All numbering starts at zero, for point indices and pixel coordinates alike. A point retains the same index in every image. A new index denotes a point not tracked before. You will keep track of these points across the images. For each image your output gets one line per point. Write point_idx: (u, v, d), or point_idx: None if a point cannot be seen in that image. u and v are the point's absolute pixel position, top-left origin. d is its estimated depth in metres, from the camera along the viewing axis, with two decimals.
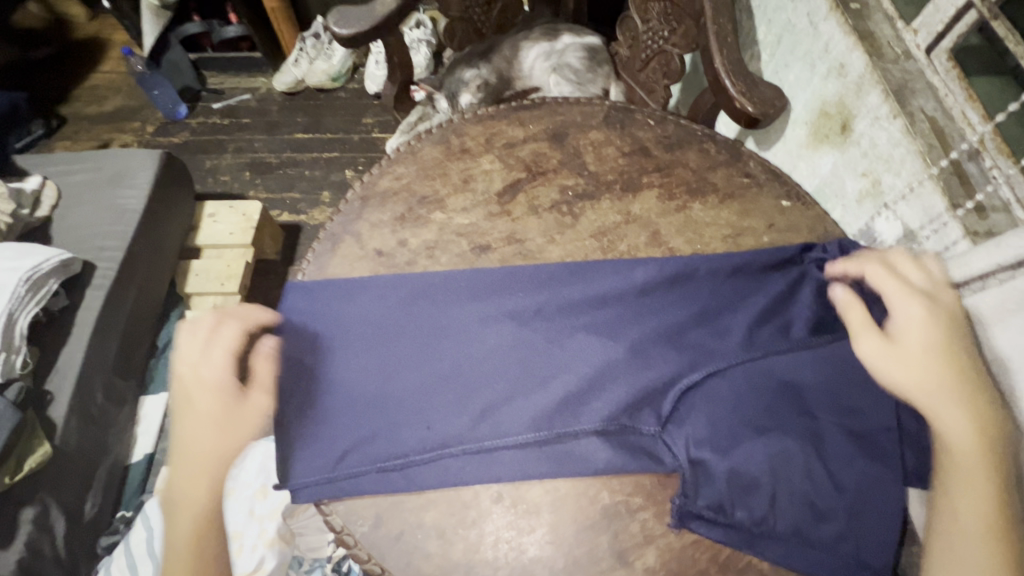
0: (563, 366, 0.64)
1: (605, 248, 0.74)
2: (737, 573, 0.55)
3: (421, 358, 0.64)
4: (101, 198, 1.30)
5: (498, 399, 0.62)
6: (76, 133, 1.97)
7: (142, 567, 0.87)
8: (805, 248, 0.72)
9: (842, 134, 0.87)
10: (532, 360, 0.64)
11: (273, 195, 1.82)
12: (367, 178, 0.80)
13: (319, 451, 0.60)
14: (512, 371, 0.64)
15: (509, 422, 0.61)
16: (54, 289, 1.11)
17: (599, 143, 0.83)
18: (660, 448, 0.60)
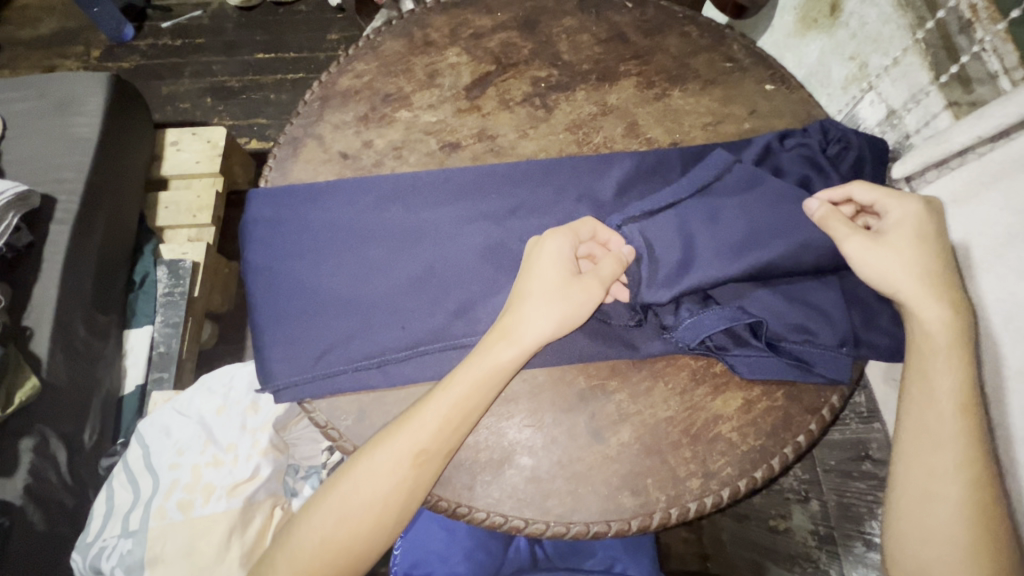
0: None
1: (580, 141, 0.71)
2: (707, 442, 0.58)
3: (392, 252, 0.63)
4: (49, 127, 1.22)
5: (472, 295, 0.62)
6: (12, 61, 1.80)
7: (140, 482, 0.88)
8: (782, 136, 0.69)
9: (832, 15, 0.83)
10: (507, 259, 0.63)
11: (238, 120, 1.71)
12: (325, 77, 0.74)
13: (299, 352, 0.60)
14: (485, 268, 0.63)
15: (484, 317, 0.61)
16: (14, 223, 1.06)
17: (573, 30, 0.78)
18: (634, 336, 0.61)
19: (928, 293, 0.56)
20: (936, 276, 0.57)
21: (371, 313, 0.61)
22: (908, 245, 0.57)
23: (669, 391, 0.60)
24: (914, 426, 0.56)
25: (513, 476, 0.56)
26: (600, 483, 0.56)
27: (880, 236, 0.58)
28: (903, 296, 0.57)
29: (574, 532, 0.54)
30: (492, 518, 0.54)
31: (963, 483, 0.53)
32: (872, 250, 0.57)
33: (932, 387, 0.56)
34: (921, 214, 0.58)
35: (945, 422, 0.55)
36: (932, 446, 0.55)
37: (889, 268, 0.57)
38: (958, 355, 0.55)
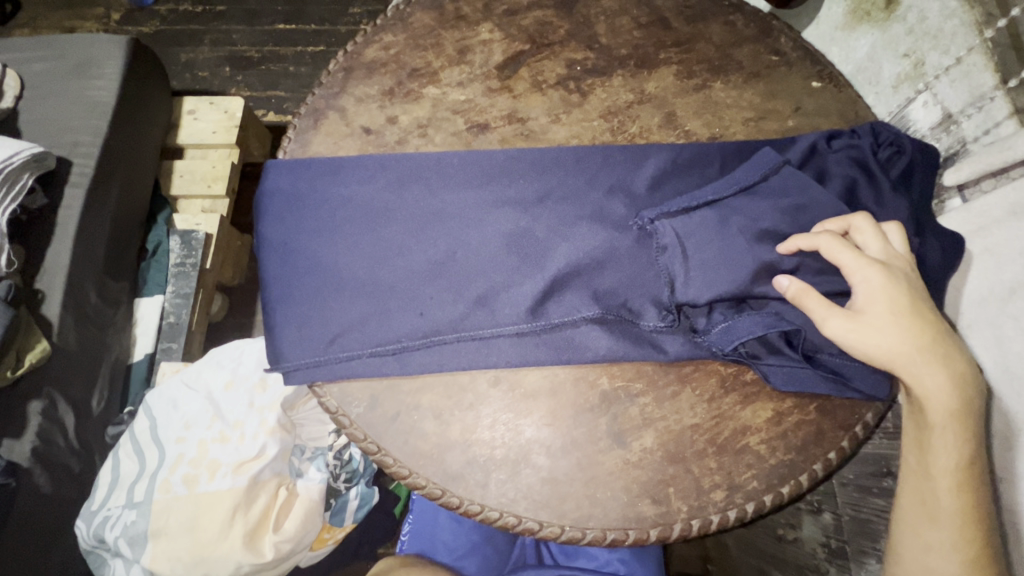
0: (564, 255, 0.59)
1: (615, 130, 0.68)
2: (733, 453, 0.55)
3: (408, 246, 0.60)
4: (67, 89, 1.20)
5: (492, 288, 0.58)
6: (32, 20, 1.77)
7: (147, 453, 0.88)
8: (830, 137, 0.65)
9: (887, 9, 0.78)
10: (531, 248, 0.60)
11: (255, 92, 1.68)
12: (351, 47, 0.71)
13: (311, 333, 0.58)
14: (505, 260, 0.60)
15: (502, 310, 0.57)
16: (29, 184, 1.05)
17: (613, 11, 0.74)
18: (662, 337, 0.58)
19: (921, 360, 0.52)
20: (922, 345, 0.52)
21: (387, 297, 0.58)
22: (888, 322, 0.53)
23: (696, 397, 0.57)
24: (915, 500, 0.55)
25: (529, 476, 0.54)
26: (620, 489, 0.54)
27: (857, 314, 0.53)
28: (901, 372, 0.53)
29: (590, 538, 0.52)
30: (506, 518, 0.52)
31: (958, 562, 0.53)
32: (851, 331, 0.53)
33: (929, 463, 0.54)
34: (887, 286, 0.53)
35: (941, 500, 0.54)
36: (927, 521, 0.55)
37: (878, 350, 0.52)
38: (955, 432, 0.53)
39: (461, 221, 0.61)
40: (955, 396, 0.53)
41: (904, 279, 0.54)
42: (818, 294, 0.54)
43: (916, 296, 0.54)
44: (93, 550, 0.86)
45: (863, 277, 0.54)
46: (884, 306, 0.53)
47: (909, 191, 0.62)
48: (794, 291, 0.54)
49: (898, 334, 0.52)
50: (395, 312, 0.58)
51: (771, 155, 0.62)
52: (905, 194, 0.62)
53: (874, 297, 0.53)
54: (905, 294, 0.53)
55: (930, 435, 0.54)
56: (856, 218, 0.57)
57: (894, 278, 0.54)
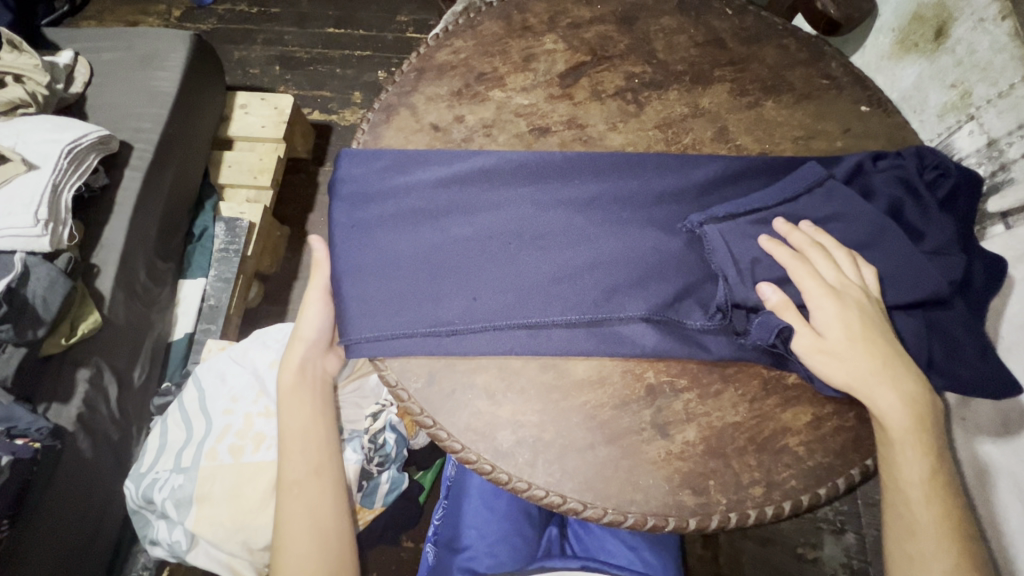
0: (615, 253, 0.62)
1: (668, 140, 0.71)
2: (773, 453, 0.57)
3: (458, 237, 0.64)
4: (133, 78, 1.27)
5: (536, 280, 0.61)
6: (100, 13, 1.88)
7: (195, 422, 0.92)
8: (875, 156, 0.67)
9: (935, 41, 0.81)
10: (584, 245, 0.63)
11: (304, 91, 1.76)
12: (423, 50, 0.76)
13: (372, 309, 0.61)
14: (549, 253, 0.63)
15: (534, 297, 0.60)
16: (93, 165, 1.12)
17: (670, 30, 0.78)
18: (708, 337, 0.60)
19: (877, 382, 0.55)
20: (877, 367, 0.55)
21: (445, 282, 0.62)
22: (850, 349, 0.56)
23: (738, 396, 0.59)
24: (894, 515, 0.55)
25: (574, 459, 0.56)
26: (661, 478, 0.56)
27: (820, 336, 0.57)
28: (857, 394, 0.56)
29: (630, 522, 0.55)
30: (551, 497, 0.55)
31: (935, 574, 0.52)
32: (814, 355, 0.56)
33: (899, 477, 0.55)
34: (842, 313, 0.57)
35: (917, 512, 0.54)
36: (908, 534, 0.54)
37: (836, 375, 0.56)
38: (915, 444, 0.54)
39: (519, 215, 0.65)
40: (910, 410, 0.55)
41: (859, 307, 0.57)
42: (795, 314, 0.57)
43: (870, 321, 0.57)
44: (139, 510, 0.91)
45: (819, 303, 0.58)
46: (842, 331, 0.56)
47: (953, 213, 0.65)
48: (775, 302, 0.58)
49: (854, 358, 0.56)
50: (451, 296, 0.61)
51: (817, 169, 0.65)
52: (949, 217, 0.64)
53: (829, 323, 0.57)
54: (860, 319, 0.57)
55: (895, 448, 0.55)
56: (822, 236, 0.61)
57: (848, 306, 0.57)
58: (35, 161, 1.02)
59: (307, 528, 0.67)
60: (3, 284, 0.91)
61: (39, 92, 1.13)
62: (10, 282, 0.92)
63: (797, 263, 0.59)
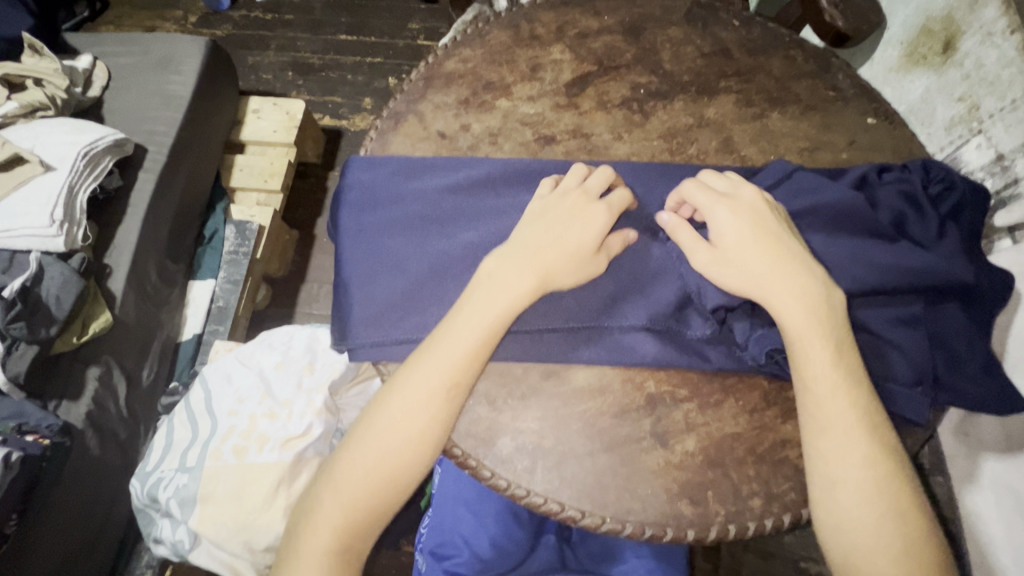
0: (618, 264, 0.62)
1: (673, 150, 0.72)
2: (773, 465, 0.57)
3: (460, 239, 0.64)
4: (150, 83, 1.30)
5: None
6: (119, 18, 1.92)
7: (200, 422, 0.93)
8: (881, 169, 0.68)
9: (943, 54, 0.81)
10: None
11: (315, 96, 1.78)
12: (432, 59, 0.77)
13: (376, 315, 0.62)
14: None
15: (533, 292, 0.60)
16: (109, 167, 1.14)
17: (677, 41, 0.79)
18: (707, 348, 0.61)
19: (767, 284, 0.56)
20: (766, 268, 0.56)
21: (447, 288, 0.62)
22: (744, 253, 0.57)
23: (738, 407, 0.59)
24: (808, 422, 0.54)
25: (573, 467, 0.57)
26: (660, 488, 0.56)
27: (716, 249, 0.58)
28: (751, 298, 0.56)
29: (628, 531, 0.55)
30: (549, 505, 0.55)
31: (861, 471, 0.51)
32: (712, 266, 0.57)
33: (808, 378, 0.54)
34: (733, 220, 0.58)
35: (830, 413, 0.53)
36: (822, 436, 0.53)
37: (730, 281, 0.57)
38: (817, 342, 0.54)
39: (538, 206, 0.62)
40: (807, 323, 0.54)
41: (754, 212, 0.58)
42: (690, 229, 0.60)
43: (766, 224, 0.58)
44: (143, 508, 0.92)
45: (715, 217, 0.59)
46: (735, 239, 0.58)
47: (958, 226, 0.64)
48: (671, 223, 0.61)
49: (745, 259, 0.57)
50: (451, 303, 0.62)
51: (821, 179, 0.65)
52: (955, 229, 0.64)
53: (724, 231, 0.58)
54: (751, 224, 0.58)
55: (798, 350, 0.54)
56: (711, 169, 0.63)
57: (735, 211, 0.58)
58: (52, 162, 1.04)
59: (349, 504, 0.54)
60: (19, 283, 0.94)
61: (57, 95, 1.16)
62: (24, 282, 0.94)
63: (700, 187, 0.61)
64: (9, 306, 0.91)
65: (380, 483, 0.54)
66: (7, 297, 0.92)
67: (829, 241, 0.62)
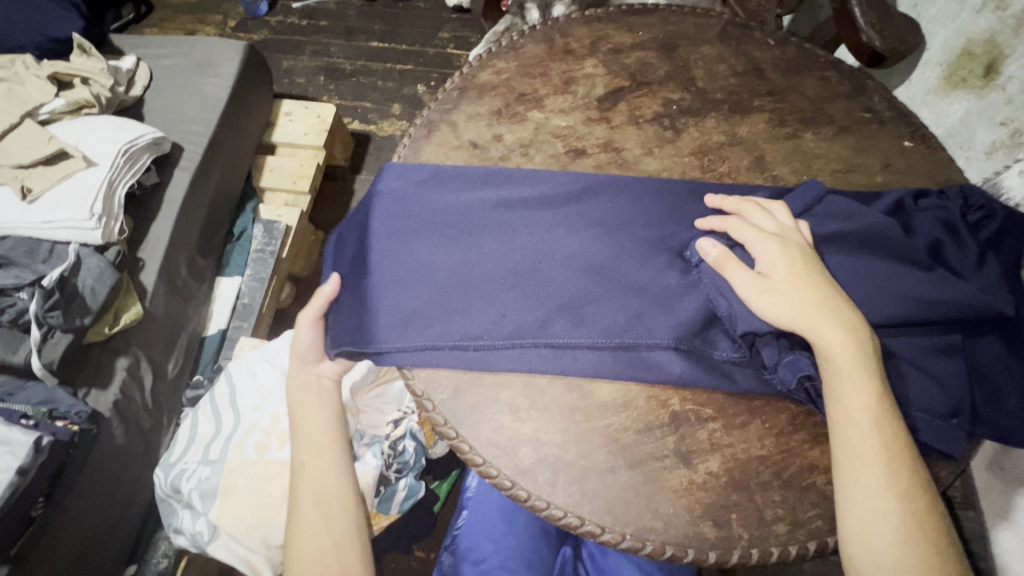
0: (640, 281, 0.62)
1: (704, 167, 0.72)
2: (798, 490, 0.56)
3: (497, 252, 0.64)
4: (189, 84, 1.34)
5: (578, 301, 0.61)
6: (162, 22, 1.99)
7: (224, 416, 0.95)
8: (918, 195, 0.66)
9: (985, 78, 0.80)
10: (611, 270, 0.63)
11: (346, 101, 1.82)
12: (466, 70, 0.78)
13: (399, 320, 0.61)
14: (590, 276, 0.62)
15: (571, 311, 0.61)
16: (147, 164, 1.17)
17: (711, 58, 0.79)
18: (735, 369, 0.60)
19: (819, 316, 0.55)
20: (816, 302, 0.55)
21: (471, 296, 0.62)
22: (793, 286, 0.56)
23: (765, 429, 0.58)
24: (843, 446, 0.53)
25: (595, 481, 0.56)
26: (682, 508, 0.55)
27: (766, 280, 0.57)
28: (800, 329, 0.55)
29: (649, 550, 0.54)
30: (569, 518, 0.55)
31: (893, 500, 0.51)
32: (760, 295, 0.57)
33: (845, 407, 0.53)
34: (784, 253, 0.58)
35: (865, 439, 0.52)
36: (860, 463, 0.52)
37: (778, 310, 0.56)
38: (861, 372, 0.53)
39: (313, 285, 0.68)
40: (854, 354, 0.53)
41: (799, 249, 0.59)
42: (738, 261, 0.59)
43: (813, 263, 0.58)
44: (165, 498, 0.95)
45: (763, 250, 0.59)
46: (788, 271, 0.57)
47: (1000, 256, 0.63)
48: (716, 255, 0.59)
49: (795, 294, 0.56)
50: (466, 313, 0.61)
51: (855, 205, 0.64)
52: (992, 260, 0.62)
53: (774, 264, 0.58)
54: (803, 262, 0.58)
55: (842, 381, 0.54)
56: (743, 202, 0.63)
57: (790, 247, 0.59)
58: (95, 158, 1.08)
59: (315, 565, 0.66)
60: (57, 273, 0.97)
61: (101, 94, 1.20)
62: (62, 272, 0.98)
63: (744, 222, 0.61)
64: (47, 295, 0.95)
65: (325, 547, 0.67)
66: (45, 287, 0.95)
67: (865, 267, 0.61)
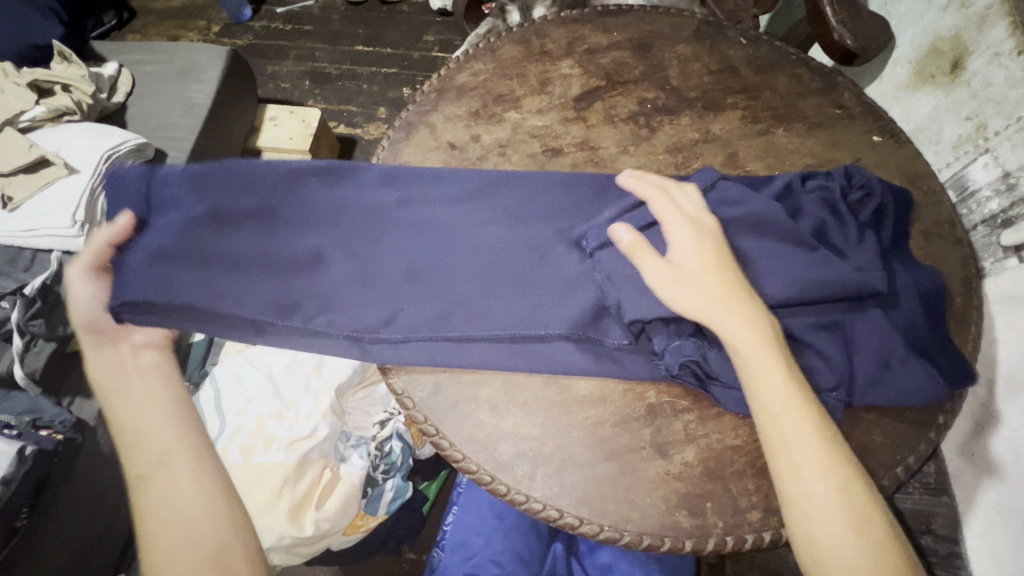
0: (537, 276, 0.63)
1: (678, 164, 0.73)
2: (772, 478, 0.57)
3: (400, 245, 0.65)
4: (173, 91, 1.34)
5: (477, 294, 0.62)
6: (145, 28, 1.98)
7: (210, 421, 0.94)
8: (805, 177, 0.67)
9: (951, 74, 0.82)
10: (509, 264, 0.64)
11: (332, 105, 1.82)
12: (444, 72, 0.79)
13: (286, 309, 0.61)
14: (489, 269, 0.63)
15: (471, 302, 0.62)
16: None
17: (685, 58, 0.80)
18: (624, 354, 0.61)
19: (721, 308, 0.55)
20: (721, 294, 0.56)
21: (370, 289, 0.63)
22: (702, 276, 0.56)
23: (739, 420, 0.60)
24: (774, 437, 0.53)
25: (573, 475, 0.57)
26: (659, 498, 0.56)
27: (676, 268, 0.57)
28: (706, 321, 0.55)
29: (626, 540, 0.55)
30: (547, 511, 0.56)
31: (832, 490, 0.50)
32: (671, 285, 0.56)
33: (763, 398, 0.53)
34: (696, 241, 0.58)
35: (800, 429, 0.52)
36: (798, 452, 0.52)
37: (687, 301, 0.56)
38: (772, 363, 0.54)
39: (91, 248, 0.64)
40: (759, 345, 0.54)
41: (712, 238, 0.58)
42: (650, 246, 0.58)
43: (726, 253, 0.59)
44: None
45: (678, 237, 0.58)
46: (699, 261, 0.57)
47: (879, 233, 0.64)
48: (628, 242, 0.58)
49: (704, 284, 0.56)
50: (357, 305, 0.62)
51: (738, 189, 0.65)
52: (874, 233, 0.63)
53: (686, 256, 0.57)
54: (716, 252, 0.58)
55: (753, 372, 0.54)
56: (651, 190, 0.62)
57: (702, 235, 0.58)
58: (76, 166, 1.08)
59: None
60: (40, 282, 0.97)
61: (83, 101, 1.19)
62: (46, 280, 0.98)
63: (666, 204, 0.61)
64: (30, 304, 0.95)
65: (191, 543, 0.55)
66: (28, 295, 0.95)
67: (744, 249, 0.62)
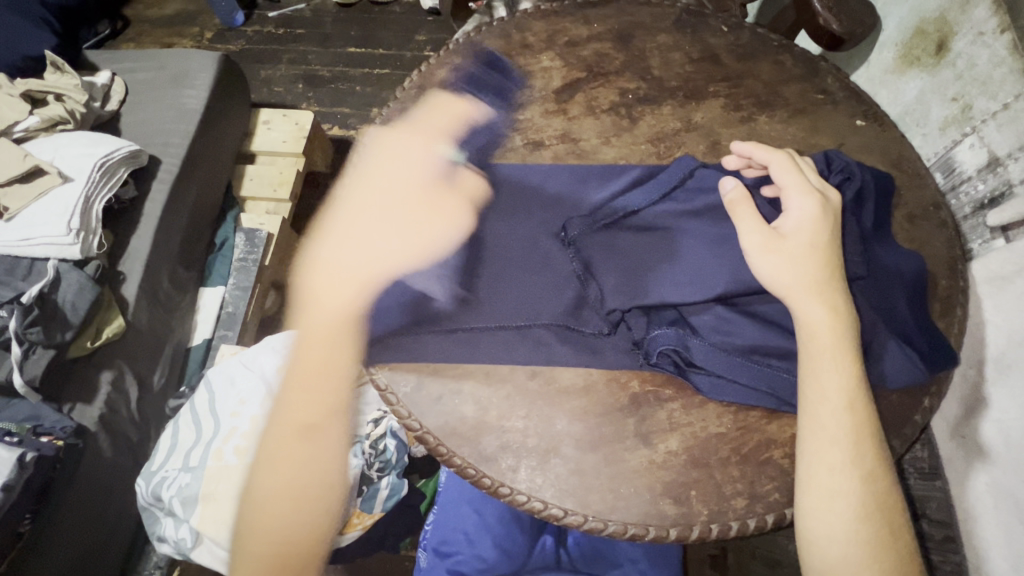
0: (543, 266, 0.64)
1: (660, 154, 0.73)
2: (755, 465, 0.57)
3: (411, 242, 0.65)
4: (164, 97, 1.34)
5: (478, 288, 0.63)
6: (139, 37, 1.99)
7: (204, 423, 0.95)
8: None
9: (936, 55, 0.81)
10: (514, 257, 0.65)
11: (325, 107, 1.83)
12: (425, 68, 0.79)
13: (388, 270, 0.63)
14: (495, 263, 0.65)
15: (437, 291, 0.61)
16: (124, 177, 1.17)
17: (666, 47, 0.80)
18: (603, 343, 0.62)
19: (811, 292, 0.55)
20: (821, 278, 0.55)
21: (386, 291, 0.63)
22: (802, 252, 0.56)
23: (722, 407, 0.59)
24: (812, 426, 0.53)
25: (557, 466, 0.57)
26: (643, 487, 0.56)
27: (782, 238, 0.56)
28: (791, 298, 0.55)
29: (611, 530, 0.55)
30: (532, 503, 0.56)
31: (855, 480, 0.52)
32: (765, 251, 0.56)
33: (822, 386, 0.54)
34: (819, 214, 0.57)
35: (839, 418, 0.53)
36: (830, 442, 0.53)
37: (779, 271, 0.55)
38: (842, 355, 0.54)
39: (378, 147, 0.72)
40: (837, 334, 0.54)
41: (834, 215, 0.58)
42: (751, 207, 0.58)
43: (839, 236, 0.58)
44: (147, 507, 0.95)
45: (800, 208, 0.57)
46: (809, 239, 0.57)
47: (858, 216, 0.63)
48: (733, 196, 0.59)
49: (799, 257, 0.56)
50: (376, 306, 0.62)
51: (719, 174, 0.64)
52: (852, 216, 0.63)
53: (782, 235, 0.57)
54: (830, 233, 0.57)
55: (820, 360, 0.54)
56: (776, 155, 0.60)
57: (826, 213, 0.57)
58: (70, 174, 1.08)
59: None
60: (37, 290, 0.97)
61: (76, 109, 1.20)
62: (42, 288, 0.98)
63: (789, 168, 0.59)
64: (26, 312, 0.95)
65: None
66: (25, 303, 0.95)
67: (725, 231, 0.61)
